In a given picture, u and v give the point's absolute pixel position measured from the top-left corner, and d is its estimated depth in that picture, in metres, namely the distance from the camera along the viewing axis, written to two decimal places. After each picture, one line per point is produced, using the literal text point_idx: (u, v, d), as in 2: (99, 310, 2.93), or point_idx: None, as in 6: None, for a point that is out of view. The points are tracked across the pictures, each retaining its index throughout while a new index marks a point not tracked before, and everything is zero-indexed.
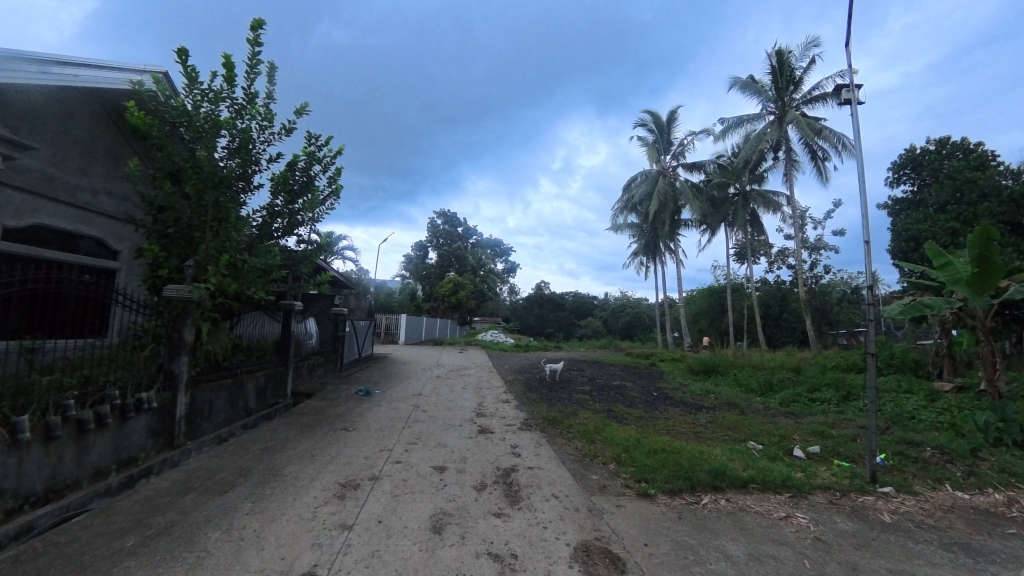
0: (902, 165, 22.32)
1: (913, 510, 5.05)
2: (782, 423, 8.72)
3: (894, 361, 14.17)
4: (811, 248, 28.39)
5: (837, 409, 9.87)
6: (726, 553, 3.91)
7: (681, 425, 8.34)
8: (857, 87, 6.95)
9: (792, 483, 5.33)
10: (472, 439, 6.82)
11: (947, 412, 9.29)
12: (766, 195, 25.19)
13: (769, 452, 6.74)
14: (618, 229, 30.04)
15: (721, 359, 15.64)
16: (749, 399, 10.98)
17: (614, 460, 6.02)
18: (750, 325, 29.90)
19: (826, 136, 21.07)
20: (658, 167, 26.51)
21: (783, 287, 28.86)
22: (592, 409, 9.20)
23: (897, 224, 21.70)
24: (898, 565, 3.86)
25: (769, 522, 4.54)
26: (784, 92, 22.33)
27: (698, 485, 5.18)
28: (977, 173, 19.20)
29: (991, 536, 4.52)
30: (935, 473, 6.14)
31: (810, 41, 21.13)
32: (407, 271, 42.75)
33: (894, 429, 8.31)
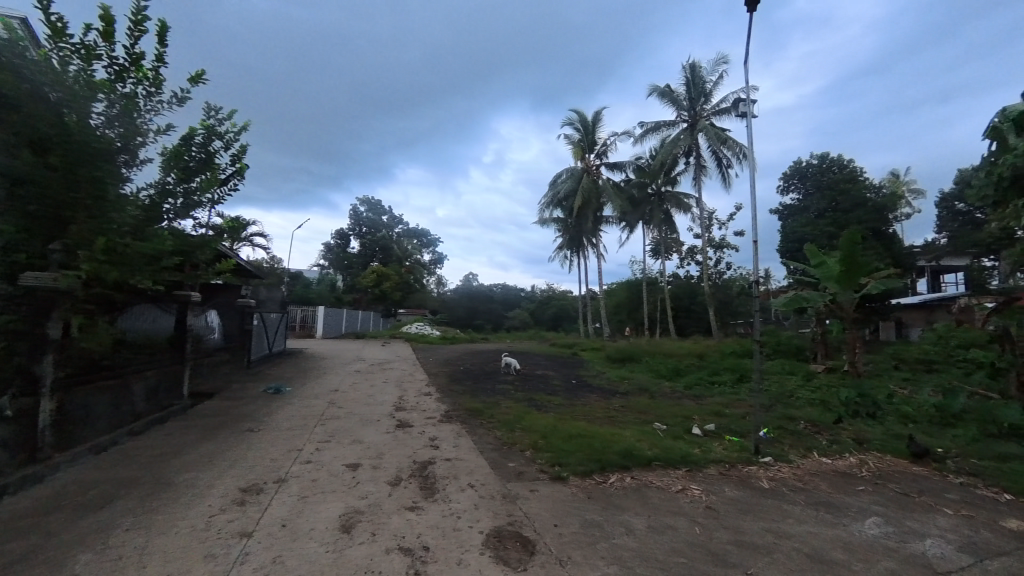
0: (790, 175, 25.26)
1: (787, 475, 5.81)
2: (686, 404, 9.57)
3: (780, 347, 16.11)
4: (716, 246, 31.21)
5: (732, 391, 11.06)
6: (630, 527, 4.20)
7: (597, 410, 8.84)
8: (751, 101, 7.75)
9: (691, 460, 5.91)
10: (390, 434, 6.62)
11: (818, 390, 10.78)
12: (679, 196, 27.16)
13: (673, 432, 7.35)
14: (544, 224, 30.85)
15: (636, 348, 16.77)
16: (658, 384, 11.90)
17: (531, 447, 6.19)
18: (664, 316, 32.18)
19: (730, 145, 23.22)
20: (583, 165, 27.59)
21: (692, 281, 31.46)
22: (514, 398, 9.40)
23: (786, 227, 24.50)
24: (774, 525, 4.40)
25: (668, 494, 4.98)
26: (696, 102, 24.27)
27: (609, 466, 5.53)
28: (849, 186, 22.30)
29: (843, 493, 5.33)
30: (806, 443, 7.09)
31: (718, 57, 23.16)
32: (327, 261, 40.58)
33: (778, 406, 9.46)
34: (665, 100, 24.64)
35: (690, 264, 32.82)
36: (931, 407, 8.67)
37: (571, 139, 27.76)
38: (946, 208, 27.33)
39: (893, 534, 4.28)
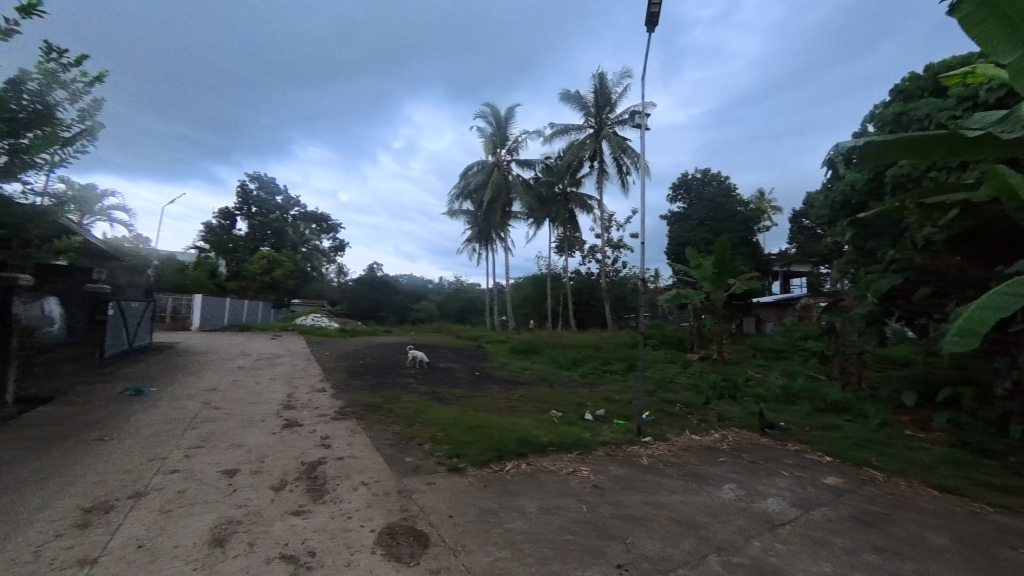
0: (678, 187, 28.16)
1: (662, 452, 6.55)
2: (581, 392, 10.27)
3: (662, 339, 18.00)
4: (614, 246, 33.70)
5: (621, 378, 12.11)
6: (522, 511, 4.41)
7: (498, 401, 9.10)
8: (646, 115, 8.52)
9: (581, 443, 6.38)
10: (275, 436, 6.13)
11: (692, 376, 12.27)
12: (583, 197, 28.74)
13: (567, 418, 7.86)
14: (454, 215, 30.71)
15: (537, 340, 17.54)
16: (557, 374, 12.58)
17: (430, 440, 6.17)
18: (565, 310, 34.00)
19: (630, 154, 25.16)
20: (494, 159, 27.95)
21: (591, 278, 33.61)
22: (416, 392, 9.25)
23: (673, 232, 27.22)
24: (649, 497, 4.93)
25: (559, 477, 5.32)
26: (602, 110, 25.86)
27: (505, 455, 5.73)
28: (724, 200, 25.57)
29: (706, 465, 6.15)
30: (680, 422, 8.05)
31: (623, 71, 24.89)
32: (207, 243, 35.91)
33: (659, 391, 10.58)
34: (574, 104, 25.89)
35: (591, 262, 35.02)
36: (775, 387, 10.36)
37: (483, 132, 27.91)
38: (795, 223, 32.59)
39: (742, 496, 5.06)
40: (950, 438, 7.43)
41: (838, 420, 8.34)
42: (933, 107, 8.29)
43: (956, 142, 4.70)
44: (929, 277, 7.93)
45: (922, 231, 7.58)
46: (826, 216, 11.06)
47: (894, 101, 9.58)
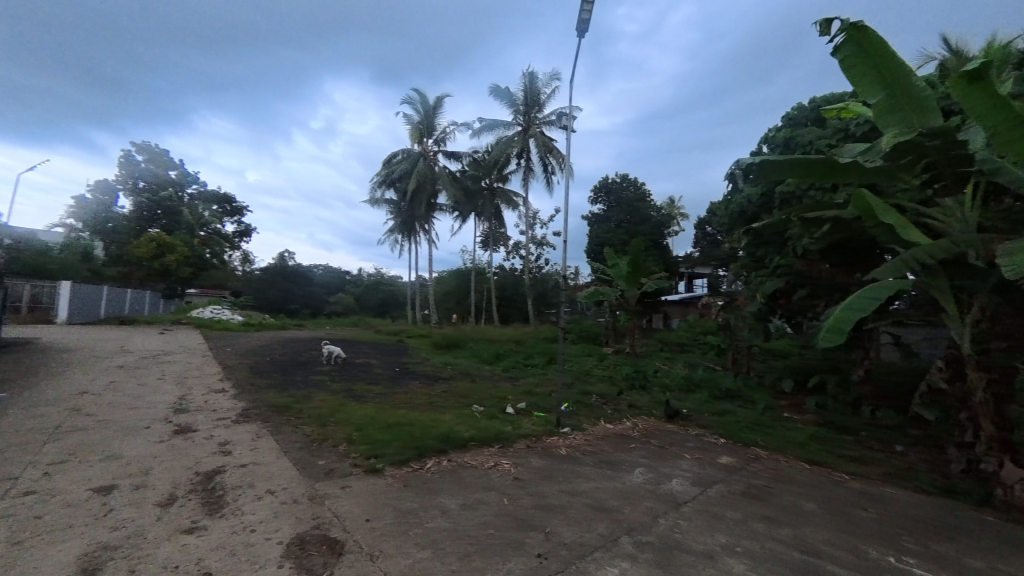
0: (599, 189, 29.58)
1: (579, 441, 6.87)
2: (503, 386, 10.42)
3: (579, 334, 18.87)
4: (538, 243, 34.59)
5: (541, 371, 12.48)
6: (443, 509, 4.37)
7: (419, 397, 8.91)
8: (572, 117, 8.81)
9: (503, 437, 6.47)
10: (163, 444, 5.41)
11: (606, 369, 13.01)
12: (509, 193, 29.02)
13: (489, 412, 7.92)
14: (376, 204, 29.40)
15: (461, 335, 17.46)
16: (479, 369, 12.61)
17: (346, 441, 5.84)
18: (487, 305, 34.27)
19: (555, 155, 25.88)
20: (420, 149, 27.20)
21: (515, 273, 34.20)
22: (330, 390, 8.72)
23: (593, 232, 28.54)
24: (567, 486, 5.13)
25: (481, 472, 5.34)
26: (530, 109, 26.30)
27: (426, 452, 5.63)
28: (640, 204, 27.41)
29: (619, 452, 6.55)
30: (596, 413, 8.50)
31: (552, 73, 25.50)
32: (75, 220, 30.63)
33: (577, 383, 11.08)
34: (503, 101, 26.03)
35: (515, 258, 35.60)
36: (679, 378, 11.35)
37: (410, 120, 27.00)
38: (699, 229, 35.86)
39: (650, 479, 5.48)
40: (816, 419, 8.69)
41: (730, 406, 9.36)
42: (814, 135, 9.56)
43: (830, 167, 5.50)
44: (805, 282, 9.19)
45: (801, 242, 8.75)
46: (726, 224, 12.32)
47: (785, 126, 10.89)
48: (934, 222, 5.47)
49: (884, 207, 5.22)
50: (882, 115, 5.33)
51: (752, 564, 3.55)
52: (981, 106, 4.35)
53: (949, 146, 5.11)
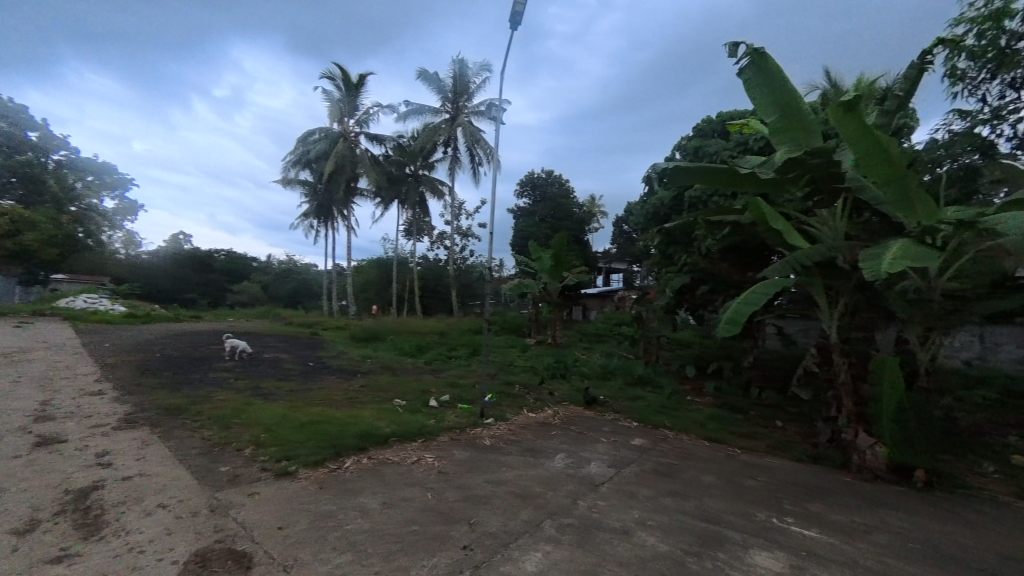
0: (525, 184, 30.08)
1: (502, 431, 6.98)
2: (426, 378, 10.26)
3: (503, 326, 19.16)
4: (463, 234, 34.36)
5: (465, 363, 12.46)
6: (365, 509, 4.20)
7: (336, 392, 8.46)
8: (502, 109, 8.82)
9: (426, 431, 6.37)
10: (16, 459, 4.55)
11: (529, 359, 13.35)
12: (434, 182, 28.39)
13: (412, 406, 7.75)
14: (289, 184, 27.15)
15: (382, 328, 16.83)
16: (401, 362, 12.26)
17: (253, 443, 5.37)
18: (410, 296, 33.42)
19: (482, 146, 25.78)
20: (340, 129, 25.58)
21: (439, 264, 33.67)
22: (232, 388, 7.93)
23: (518, 225, 29.00)
24: (492, 475, 5.19)
25: (404, 468, 5.21)
26: (459, 98, 25.89)
27: (344, 451, 5.37)
28: (563, 201, 28.44)
29: (541, 439, 6.74)
30: (519, 402, 8.69)
31: (482, 63, 25.30)
32: None
33: (501, 374, 11.25)
34: (431, 86, 25.33)
35: (439, 248, 35.05)
36: (596, 366, 11.98)
37: (329, 96, 25.21)
38: (616, 227, 38.04)
39: (571, 463, 5.73)
40: (713, 400, 9.69)
41: (641, 391, 10.09)
42: (718, 146, 10.54)
43: (732, 176, 6.09)
44: (707, 279, 10.14)
45: (705, 242, 9.62)
46: (642, 223, 13.19)
47: (695, 136, 11.88)
48: (812, 229, 6.30)
49: (775, 214, 5.90)
50: (776, 133, 6.00)
51: (661, 536, 3.88)
52: (851, 132, 5.07)
53: (826, 165, 5.90)
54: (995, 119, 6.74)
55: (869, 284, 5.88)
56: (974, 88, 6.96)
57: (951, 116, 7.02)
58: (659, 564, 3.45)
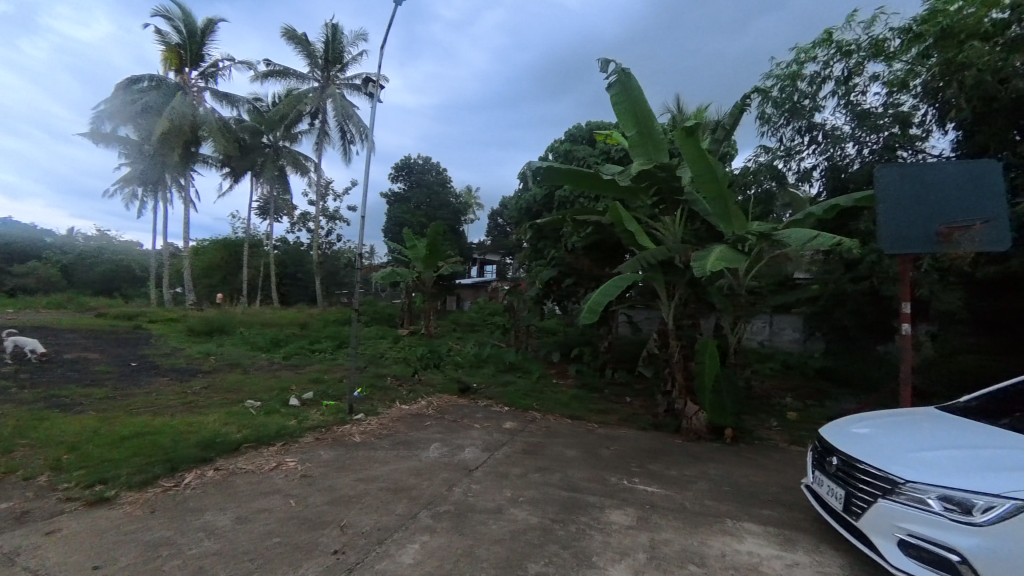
0: (400, 169, 28.94)
1: (373, 426, 6.66)
2: (284, 375, 9.26)
3: (374, 316, 18.30)
4: (331, 217, 31.72)
5: (331, 356, 11.54)
6: (211, 528, 3.66)
7: (166, 397, 7.12)
8: (378, 86, 8.31)
9: (285, 432, 5.77)
10: None
11: (401, 350, 12.98)
12: (297, 156, 25.64)
13: (268, 407, 6.94)
14: (100, 140, 21.70)
15: (227, 320, 14.65)
16: (253, 358, 10.83)
17: (49, 468, 4.36)
18: (264, 283, 29.68)
19: (355, 123, 24.02)
20: (178, 80, 21.53)
21: (302, 248, 30.48)
22: (9, 401, 6.12)
23: (391, 211, 27.78)
24: (363, 473, 4.93)
25: (258, 478, 4.64)
26: (330, 66, 23.72)
27: (183, 464, 4.64)
28: (440, 189, 28.25)
29: (414, 430, 6.61)
30: (390, 395, 8.40)
31: (358, 33, 23.50)
32: None
33: (370, 367, 10.73)
34: (298, 48, 22.69)
35: (302, 231, 31.81)
36: (470, 355, 12.20)
37: (163, 38, 20.72)
38: (491, 220, 39.16)
39: (446, 452, 5.75)
40: (576, 382, 10.68)
41: (512, 377, 10.61)
42: (586, 152, 11.48)
43: (597, 180, 6.69)
44: (572, 272, 11.03)
45: (571, 239, 10.44)
46: (515, 217, 13.73)
47: (566, 140, 12.74)
48: (657, 233, 7.30)
49: (629, 217, 6.70)
50: (633, 146, 6.78)
51: (530, 510, 4.15)
52: (690, 152, 5.99)
53: (671, 178, 6.86)
54: (787, 157, 8.63)
55: (697, 280, 7.06)
56: (774, 130, 8.77)
57: (759, 150, 8.77)
58: (530, 535, 3.69)
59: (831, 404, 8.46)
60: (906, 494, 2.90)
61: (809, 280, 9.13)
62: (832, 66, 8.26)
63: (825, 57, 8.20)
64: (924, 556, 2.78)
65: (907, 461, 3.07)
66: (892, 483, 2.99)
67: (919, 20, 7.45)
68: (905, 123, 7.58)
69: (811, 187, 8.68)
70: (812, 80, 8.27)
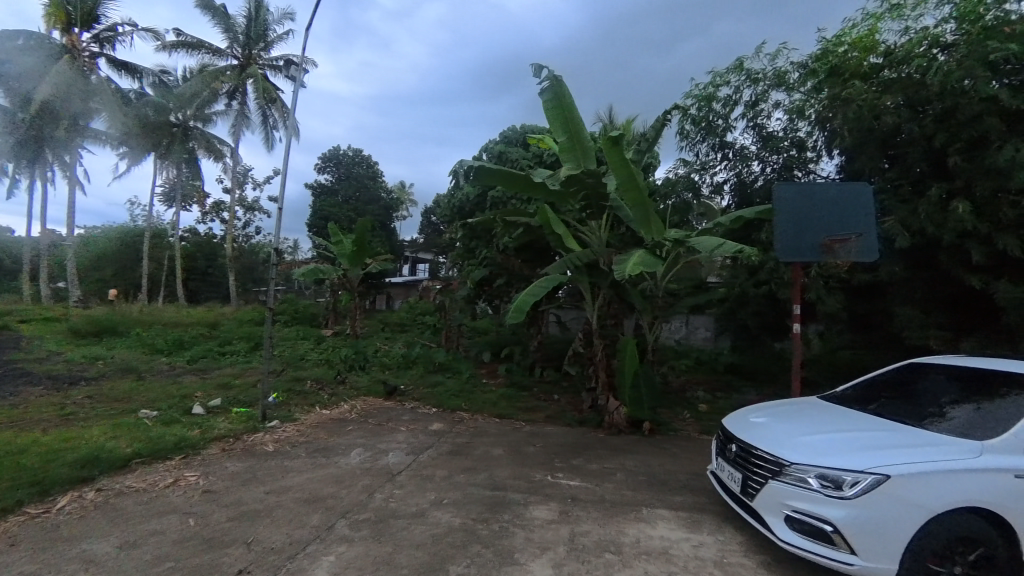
0: (328, 159, 27.44)
1: (289, 433, 6.22)
2: (187, 381, 8.37)
3: (296, 316, 17.20)
4: (248, 208, 29.26)
5: (245, 358, 10.62)
6: (87, 559, 3.21)
7: (34, 410, 6.13)
8: (302, 69, 7.79)
9: (185, 444, 5.22)
10: None
11: (325, 352, 12.29)
12: (210, 138, 23.41)
13: (165, 417, 6.23)
14: None
15: (118, 319, 12.95)
16: (149, 362, 9.67)
17: None
18: (168, 278, 26.65)
19: (279, 108, 22.42)
20: (64, 42, 18.67)
21: (214, 241, 27.77)
22: None
23: (316, 203, 26.34)
24: (275, 485, 4.58)
25: (149, 498, 4.13)
26: (252, 44, 21.91)
27: (56, 486, 4.12)
28: (370, 183, 27.25)
29: (334, 436, 6.26)
30: (310, 400, 7.91)
31: (286, 12, 21.96)
32: None
33: (288, 370, 10.04)
34: (215, 21, 20.72)
35: (214, 221, 29.02)
36: (399, 356, 11.84)
37: None
38: (425, 218, 38.45)
39: (368, 457, 5.53)
40: (506, 381, 10.80)
41: (442, 378, 10.47)
42: (519, 155, 11.64)
43: (528, 182, 6.81)
44: (503, 272, 11.11)
45: (502, 240, 10.53)
46: (448, 216, 13.59)
47: (500, 141, 12.83)
48: (584, 237, 7.58)
49: (558, 221, 6.91)
50: (564, 152, 7.00)
51: (454, 511, 4.11)
52: (615, 161, 6.29)
53: (597, 184, 7.15)
54: (702, 172, 9.38)
55: (620, 283, 7.44)
56: (692, 145, 9.48)
57: (678, 163, 9.44)
58: (453, 537, 3.65)
59: (735, 396, 9.32)
60: (791, 475, 3.27)
61: (718, 284, 9.98)
62: (742, 91, 9.09)
63: (737, 83, 9.02)
64: (805, 528, 3.15)
65: (792, 445, 3.45)
66: (780, 466, 3.36)
67: (814, 58, 8.42)
68: (801, 147, 8.55)
69: (723, 199, 9.50)
70: (725, 102, 9.05)
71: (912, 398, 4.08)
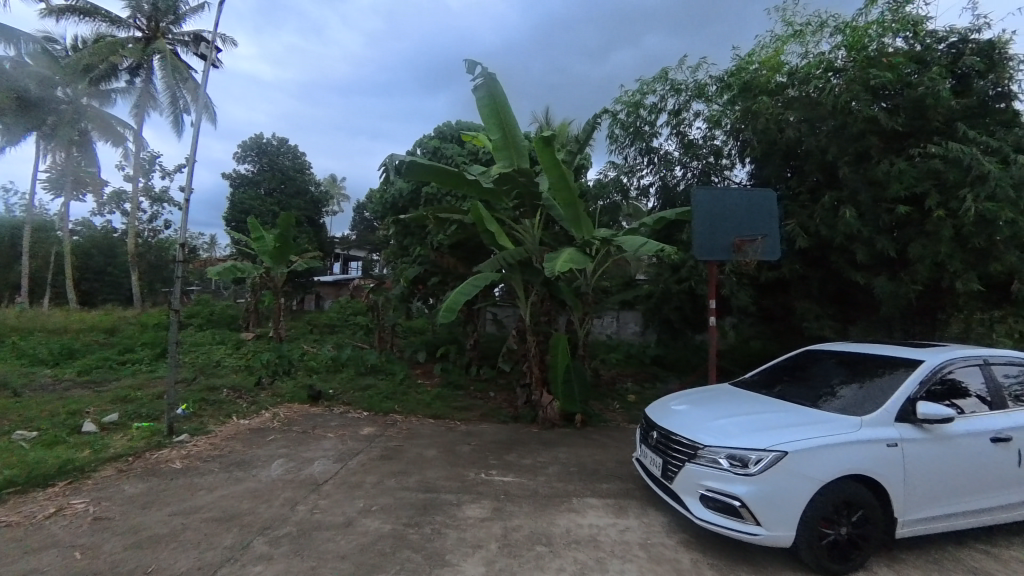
0: (249, 148, 25.33)
1: (200, 447, 5.69)
2: (75, 395, 7.35)
3: (212, 319, 15.74)
4: (155, 199, 26.35)
5: (150, 367, 9.56)
6: None
7: None
8: (213, 48, 7.12)
9: (72, 468, 4.60)
10: None
11: (245, 357, 11.37)
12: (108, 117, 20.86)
13: (44, 438, 5.43)
14: None
15: None
16: (27, 375, 8.38)
17: None
18: (54, 278, 23.28)
19: (191, 89, 20.45)
20: None
21: (113, 235, 24.69)
22: None
23: (234, 196, 24.35)
24: (182, 505, 4.16)
25: (23, 533, 3.60)
26: (159, 16, 19.78)
27: None
28: (295, 176, 25.46)
29: (253, 448, 5.82)
30: (226, 410, 7.29)
31: None
32: None
33: (201, 378, 9.17)
34: None
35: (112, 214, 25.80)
36: (328, 358, 11.23)
37: None
38: (357, 213, 36.80)
39: (291, 468, 5.20)
40: (441, 381, 10.66)
41: (374, 380, 10.10)
42: (454, 151, 11.51)
43: (461, 179, 6.76)
44: (438, 270, 10.92)
45: (436, 237, 10.37)
46: (381, 212, 13.13)
47: (435, 137, 12.58)
48: (518, 235, 7.67)
49: (491, 219, 6.94)
50: (498, 150, 7.03)
51: (384, 517, 3.99)
52: (547, 161, 6.43)
53: (530, 183, 7.27)
54: (630, 175, 9.84)
55: (552, 282, 7.64)
56: (621, 149, 9.91)
57: (608, 166, 9.83)
58: (382, 544, 3.55)
59: (661, 387, 9.91)
60: (705, 457, 3.54)
61: (645, 281, 10.54)
62: (666, 100, 9.66)
63: (661, 92, 9.55)
64: (717, 505, 3.42)
65: (706, 429, 3.74)
66: (695, 449, 3.62)
67: (729, 73, 9.13)
68: (717, 155, 9.25)
69: (649, 201, 10.04)
70: (651, 110, 9.56)
71: (807, 381, 4.58)
